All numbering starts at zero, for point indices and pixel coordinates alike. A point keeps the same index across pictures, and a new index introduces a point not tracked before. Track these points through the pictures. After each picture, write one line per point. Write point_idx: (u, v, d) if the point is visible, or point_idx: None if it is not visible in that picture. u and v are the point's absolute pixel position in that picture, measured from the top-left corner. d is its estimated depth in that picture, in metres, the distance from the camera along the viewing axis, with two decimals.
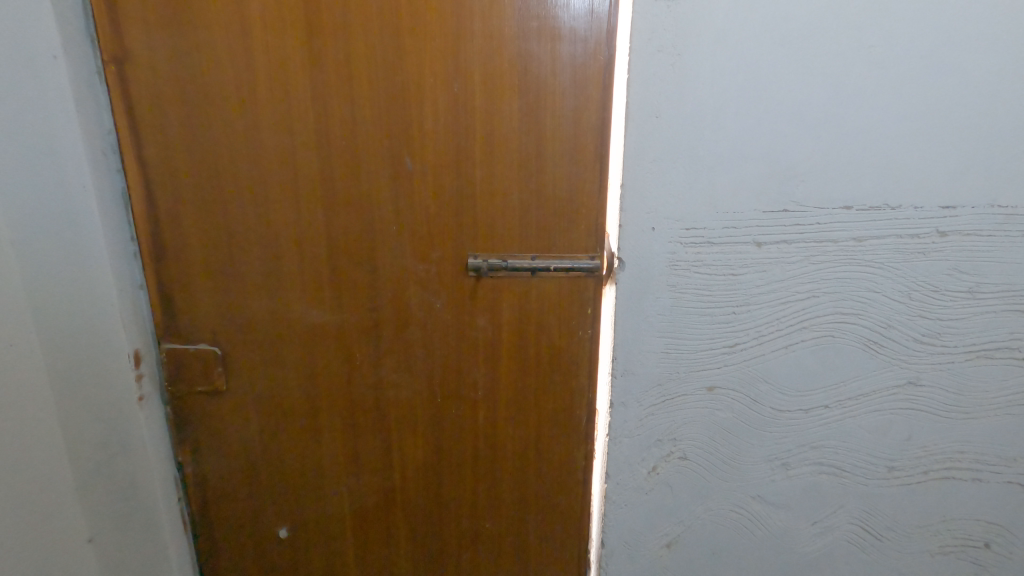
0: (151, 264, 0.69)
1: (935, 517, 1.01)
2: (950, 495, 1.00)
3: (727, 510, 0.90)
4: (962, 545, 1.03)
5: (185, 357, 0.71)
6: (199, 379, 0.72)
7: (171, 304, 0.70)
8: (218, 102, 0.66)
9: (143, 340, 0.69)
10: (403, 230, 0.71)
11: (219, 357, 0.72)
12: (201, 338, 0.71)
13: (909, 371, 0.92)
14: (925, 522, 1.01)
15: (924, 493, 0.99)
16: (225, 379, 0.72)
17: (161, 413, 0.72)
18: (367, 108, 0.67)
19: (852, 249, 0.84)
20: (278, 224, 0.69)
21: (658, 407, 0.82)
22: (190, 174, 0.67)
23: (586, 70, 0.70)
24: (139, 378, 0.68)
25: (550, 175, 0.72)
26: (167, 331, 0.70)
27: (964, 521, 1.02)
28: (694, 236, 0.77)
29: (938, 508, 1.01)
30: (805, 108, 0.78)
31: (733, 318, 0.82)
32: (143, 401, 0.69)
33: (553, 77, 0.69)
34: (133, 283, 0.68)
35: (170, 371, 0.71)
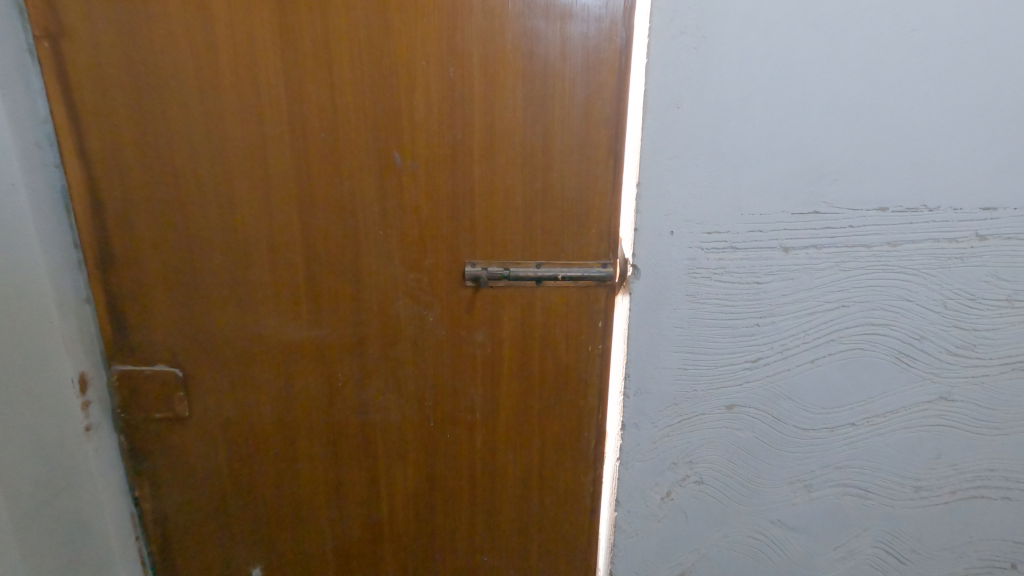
0: (97, 273, 0.61)
1: (962, 538, 0.95)
2: (977, 515, 0.94)
3: (745, 536, 0.83)
4: (988, 567, 0.97)
5: (140, 379, 0.64)
6: (157, 402, 0.64)
7: (122, 319, 0.62)
8: (181, 87, 0.58)
9: (90, 362, 0.61)
10: (391, 234, 0.64)
11: (179, 379, 0.64)
12: (158, 357, 0.64)
13: (941, 385, 0.85)
14: (951, 543, 0.94)
15: (950, 513, 0.93)
16: (187, 404, 0.65)
17: (114, 442, 0.64)
18: (350, 95, 0.60)
19: (885, 255, 0.77)
20: (251, 226, 0.62)
21: (672, 428, 0.75)
22: (149, 171, 0.59)
23: (599, 54, 0.62)
24: (87, 406, 0.61)
25: (557, 173, 0.64)
26: (117, 351, 0.63)
27: (991, 542, 0.95)
28: (716, 241, 0.70)
29: (965, 529, 0.94)
30: (839, 99, 0.70)
31: (756, 331, 0.75)
32: (91, 432, 0.61)
33: (562, 60, 0.61)
34: (78, 295, 0.60)
35: (122, 395, 0.64)
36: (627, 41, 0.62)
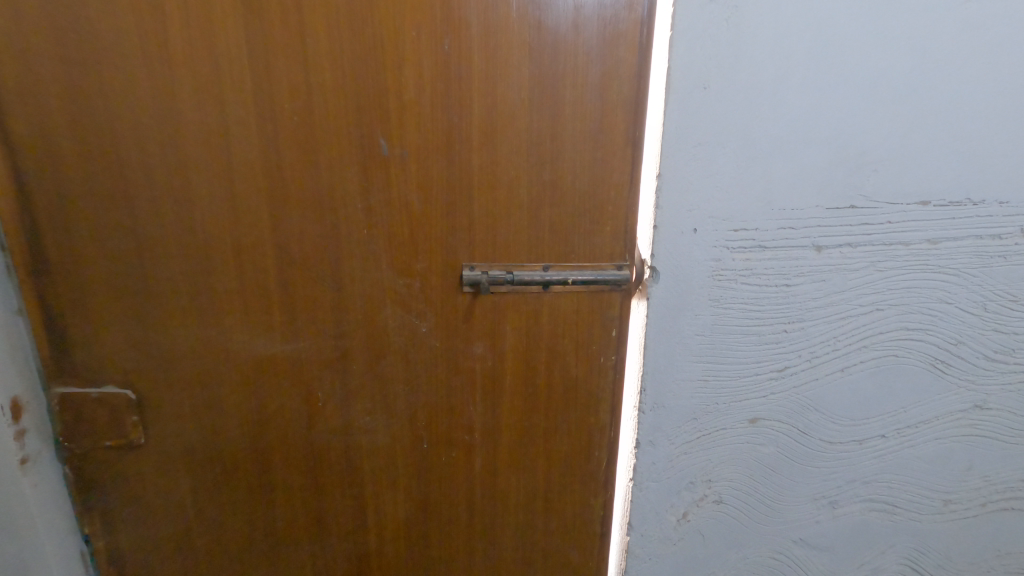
0: (32, 281, 0.54)
1: (991, 552, 0.88)
2: (1009, 529, 0.87)
3: (765, 557, 0.77)
4: None
5: (87, 402, 0.57)
6: (109, 426, 0.57)
7: (63, 334, 0.55)
8: (134, 64, 0.50)
9: (25, 385, 0.54)
10: (378, 233, 0.57)
11: (132, 402, 0.57)
12: (107, 377, 0.57)
13: (977, 393, 0.79)
14: (979, 557, 0.88)
15: (979, 527, 0.86)
16: (142, 431, 0.58)
17: (58, 473, 0.57)
18: (330, 72, 0.52)
19: (924, 253, 0.69)
20: (222, 224, 0.55)
21: (692, 444, 0.68)
22: (100, 163, 0.52)
23: (618, 25, 0.55)
24: (21, 435, 0.53)
25: (567, 163, 0.57)
26: (60, 371, 0.56)
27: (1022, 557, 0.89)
28: (743, 240, 0.62)
29: (994, 543, 0.87)
30: (880, 81, 0.62)
31: (783, 338, 0.68)
32: (28, 464, 0.53)
33: (574, 31, 0.54)
34: (9, 308, 0.53)
35: (66, 421, 0.57)
36: (649, 12, 0.55)
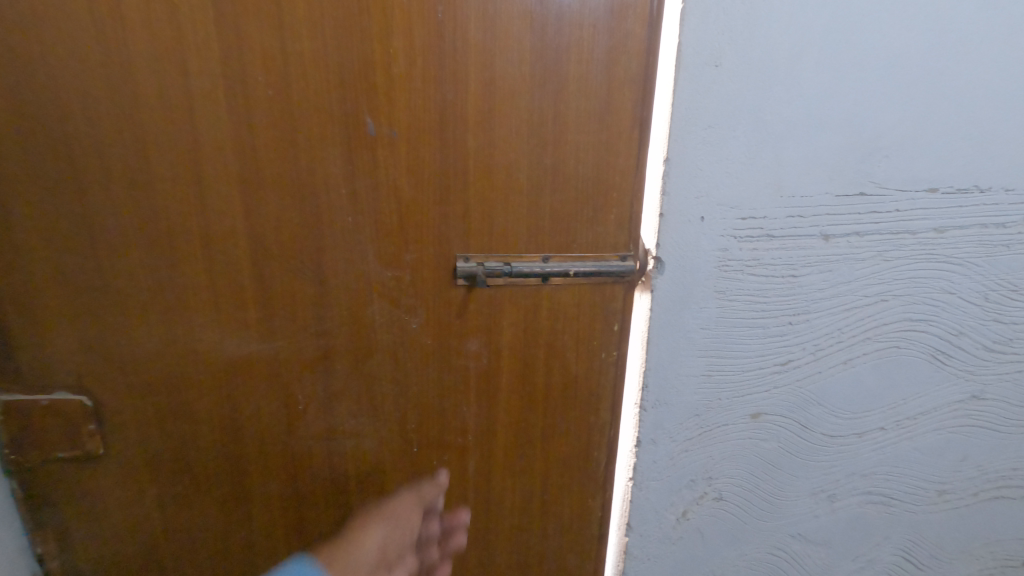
0: None
1: (977, 540, 0.83)
2: (996, 517, 0.82)
3: (763, 553, 0.76)
4: (1000, 566, 0.86)
5: (36, 411, 0.52)
6: (64, 436, 0.52)
7: (8, 337, 0.50)
8: (85, 31, 0.45)
9: None
10: (365, 222, 0.52)
11: (89, 409, 0.53)
12: (61, 382, 0.52)
13: (974, 383, 0.74)
14: (967, 545, 0.83)
15: (968, 516, 0.82)
16: (100, 440, 0.53)
17: (6, 488, 0.53)
18: (308, 41, 0.47)
19: (930, 243, 0.64)
20: (191, 211, 0.50)
21: (695, 441, 0.67)
22: (48, 145, 0.47)
23: None
24: None
25: (570, 146, 0.54)
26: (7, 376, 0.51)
27: (1009, 543, 0.84)
28: (751, 229, 0.59)
29: (981, 531, 0.83)
30: (900, 58, 0.57)
31: (788, 330, 0.65)
32: None
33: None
34: None
35: (15, 431, 0.52)
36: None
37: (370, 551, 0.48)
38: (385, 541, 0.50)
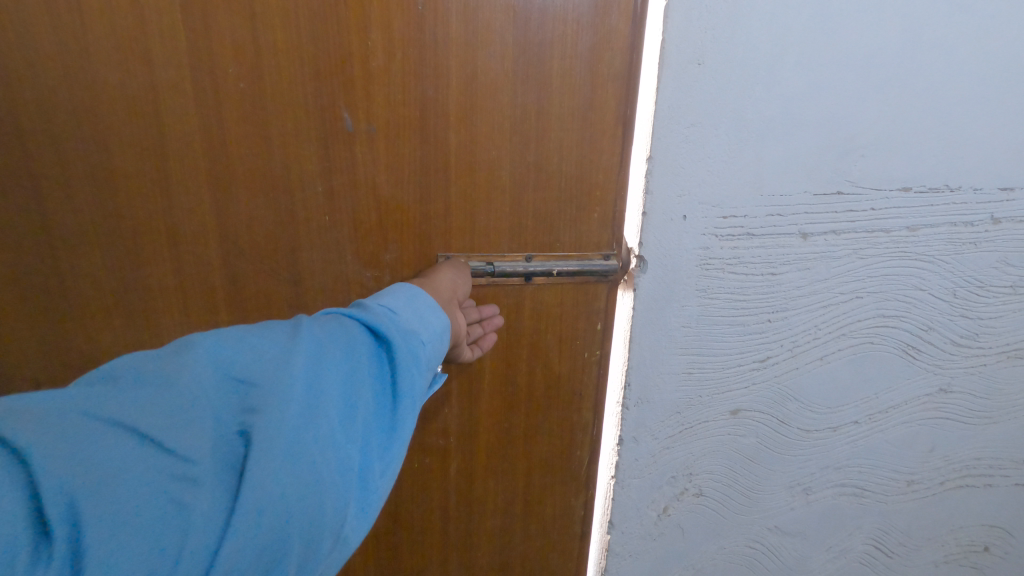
0: None
1: (944, 527, 0.86)
2: (961, 505, 0.85)
3: (740, 547, 0.77)
4: (964, 551, 0.89)
5: None
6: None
7: None
8: (37, 18, 0.42)
9: None
10: (342, 220, 0.51)
11: None
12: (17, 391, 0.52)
13: (942, 377, 0.75)
14: (934, 533, 0.86)
15: (936, 505, 0.84)
16: None
17: None
18: (282, 31, 0.45)
19: (903, 241, 0.65)
20: (158, 210, 0.48)
21: (675, 438, 0.67)
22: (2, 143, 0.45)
23: None
24: None
25: (552, 144, 0.53)
26: None
27: (972, 529, 0.87)
28: (732, 227, 0.59)
29: (948, 518, 0.86)
30: (877, 60, 0.57)
31: (766, 327, 0.65)
32: None
33: None
34: None
35: None
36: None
37: (444, 291, 0.48)
38: (455, 282, 0.50)
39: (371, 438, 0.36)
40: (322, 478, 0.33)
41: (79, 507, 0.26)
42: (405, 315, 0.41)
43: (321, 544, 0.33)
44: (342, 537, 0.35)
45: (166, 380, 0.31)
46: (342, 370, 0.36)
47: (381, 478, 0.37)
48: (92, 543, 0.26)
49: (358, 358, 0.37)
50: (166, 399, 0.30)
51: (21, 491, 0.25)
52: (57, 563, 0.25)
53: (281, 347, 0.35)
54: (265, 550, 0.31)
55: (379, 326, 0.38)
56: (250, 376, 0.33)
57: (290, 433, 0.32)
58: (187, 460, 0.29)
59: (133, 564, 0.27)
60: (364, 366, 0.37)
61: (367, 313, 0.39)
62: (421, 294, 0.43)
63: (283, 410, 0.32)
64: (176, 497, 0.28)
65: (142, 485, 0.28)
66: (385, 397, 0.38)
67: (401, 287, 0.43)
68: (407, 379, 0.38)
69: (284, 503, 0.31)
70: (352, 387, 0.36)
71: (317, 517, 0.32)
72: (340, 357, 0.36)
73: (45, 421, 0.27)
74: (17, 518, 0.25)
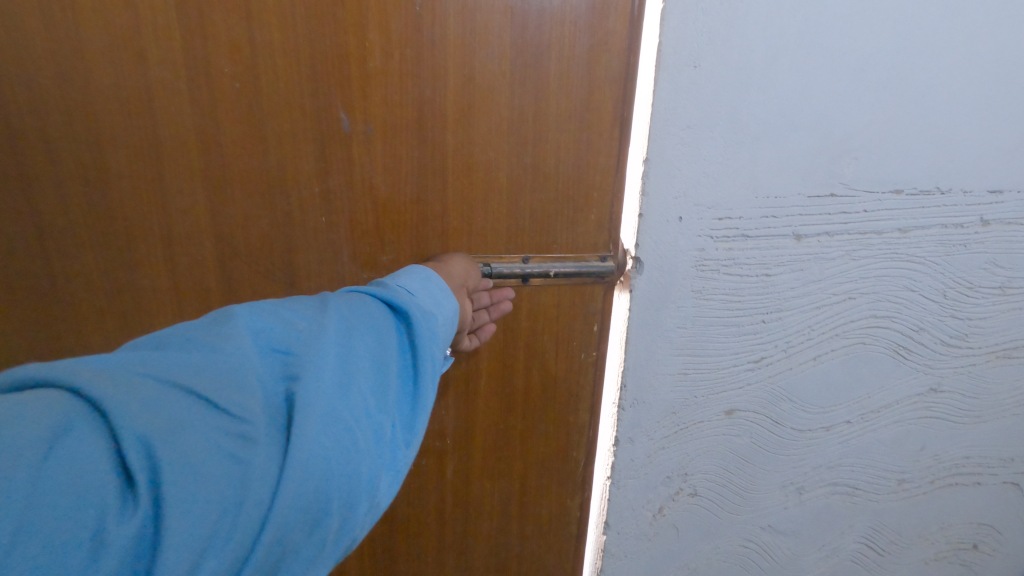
0: None
1: (935, 525, 0.87)
2: (951, 503, 0.86)
3: (734, 546, 0.77)
4: (953, 549, 0.90)
5: None
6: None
7: None
8: (28, 13, 0.41)
9: None
10: (338, 221, 0.51)
11: None
12: None
13: (933, 377, 0.76)
14: (925, 531, 0.87)
15: (926, 504, 0.85)
16: None
17: None
18: (279, 30, 0.45)
19: (895, 242, 0.66)
20: (152, 210, 0.48)
21: (670, 439, 0.67)
22: None
23: None
24: None
25: (550, 145, 0.53)
26: None
27: (961, 526, 0.88)
28: (727, 229, 0.59)
29: (938, 516, 0.86)
30: (870, 64, 0.58)
31: (761, 328, 0.66)
32: None
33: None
34: None
35: None
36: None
37: (457, 276, 0.48)
38: (468, 270, 0.50)
39: (398, 408, 0.35)
40: (360, 442, 0.31)
41: (152, 458, 0.24)
42: (420, 295, 0.39)
43: (358, 509, 0.31)
44: (374, 503, 0.33)
45: (211, 345, 0.29)
46: (371, 342, 0.35)
47: (406, 448, 0.35)
48: (165, 495, 0.24)
49: (384, 333, 0.36)
50: (215, 361, 0.28)
51: (98, 442, 0.24)
52: (141, 514, 0.23)
53: (312, 320, 0.34)
54: (314, 512, 0.29)
55: (401, 304, 0.37)
56: (287, 346, 0.32)
57: (331, 396, 0.31)
58: (241, 418, 0.27)
59: (205, 516, 0.25)
60: (389, 338, 0.36)
61: (386, 291, 0.38)
62: (433, 276, 0.43)
63: (323, 374, 0.31)
64: (235, 452, 0.26)
65: (203, 439, 0.26)
66: (411, 369, 0.37)
67: (414, 268, 0.43)
68: (429, 353, 0.37)
69: (331, 464, 0.29)
70: (380, 359, 0.35)
71: (357, 482, 0.31)
72: (369, 333, 0.35)
73: (103, 377, 0.26)
74: (92, 469, 0.23)
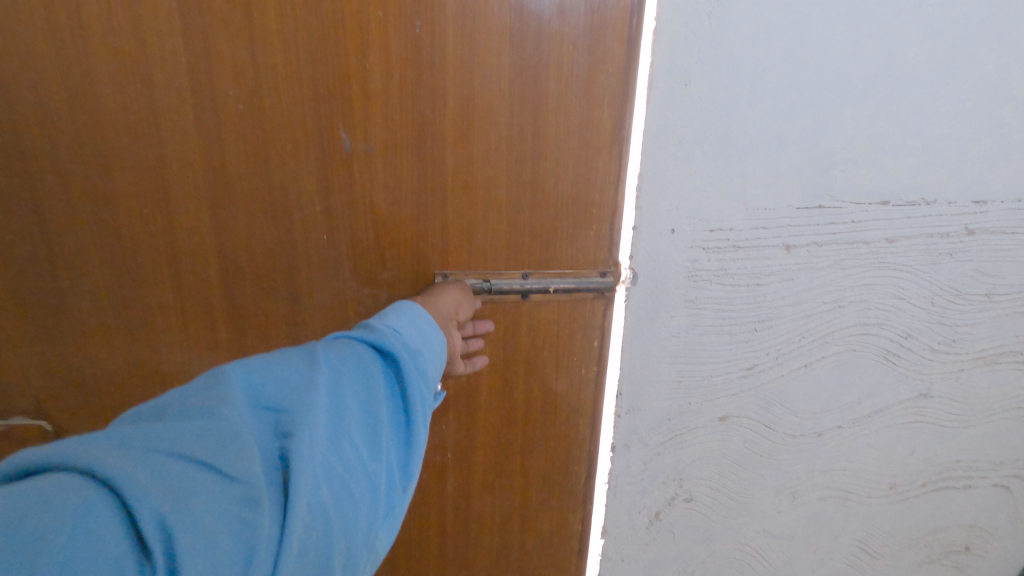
0: None
1: (927, 528, 0.88)
2: (941, 506, 0.87)
3: (729, 551, 0.78)
4: (944, 551, 0.91)
5: None
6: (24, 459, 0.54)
7: None
8: (41, 40, 0.43)
9: None
10: (339, 237, 0.52)
11: (49, 433, 0.53)
12: (18, 408, 0.53)
13: (922, 382, 0.78)
14: (917, 534, 0.88)
15: (918, 506, 0.86)
16: None
17: None
18: (281, 53, 0.46)
19: (882, 252, 0.68)
20: (157, 228, 0.49)
21: (665, 445, 0.68)
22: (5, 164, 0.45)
23: (606, 12, 0.51)
24: None
25: (548, 163, 0.54)
26: None
27: (952, 528, 0.90)
28: (719, 240, 0.61)
29: (930, 519, 0.88)
30: (855, 80, 0.59)
31: (752, 337, 0.67)
32: None
33: (561, 18, 0.50)
34: None
35: None
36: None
37: (445, 310, 0.48)
38: (459, 304, 0.50)
39: (393, 451, 0.37)
40: (356, 495, 0.32)
41: (170, 534, 0.24)
42: (409, 334, 0.41)
43: (357, 555, 0.32)
44: (372, 547, 0.34)
45: (209, 411, 0.29)
46: (362, 392, 0.36)
47: (403, 491, 0.37)
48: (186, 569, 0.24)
49: (374, 380, 0.37)
50: (217, 427, 0.28)
51: (111, 515, 0.23)
52: None
53: (303, 376, 0.34)
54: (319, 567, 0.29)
55: (390, 349, 0.38)
56: (280, 405, 0.32)
57: (325, 452, 0.31)
58: (249, 482, 0.27)
59: None
60: (380, 382, 0.37)
61: (375, 334, 0.39)
62: (421, 310, 0.44)
63: (320, 433, 0.31)
64: (247, 517, 0.26)
65: (215, 507, 0.26)
66: (403, 412, 0.38)
67: (402, 304, 0.44)
68: (418, 395, 0.38)
69: (331, 520, 0.30)
70: (371, 407, 0.36)
71: (355, 534, 0.32)
72: (359, 383, 0.36)
73: (109, 457, 0.25)
74: (113, 552, 0.23)
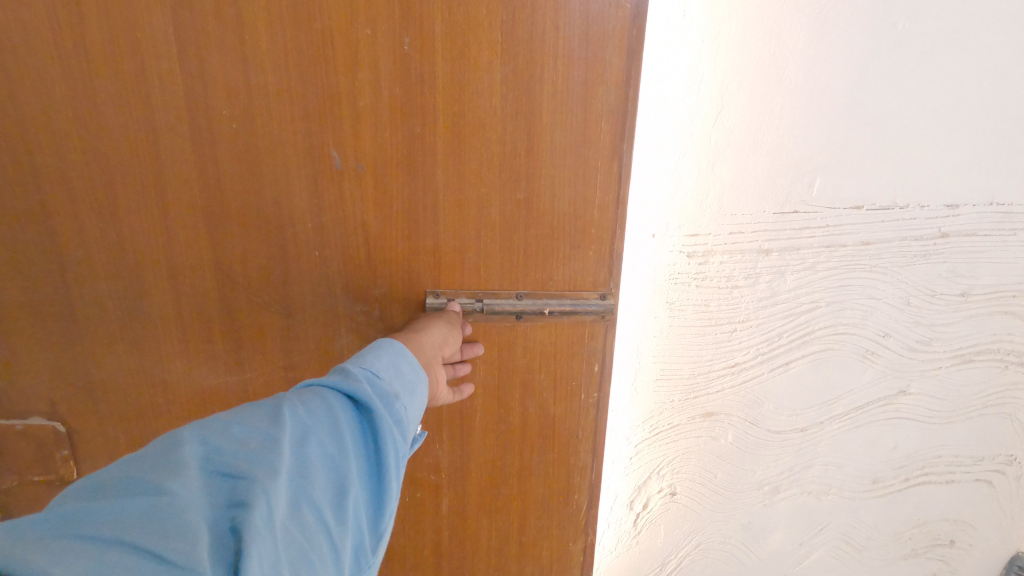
0: None
1: (910, 522, 0.90)
2: (924, 501, 0.89)
3: (714, 543, 0.81)
4: (929, 544, 0.93)
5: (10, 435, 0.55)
6: (35, 461, 0.56)
7: None
8: (49, 62, 0.45)
9: None
10: (331, 251, 0.54)
11: (60, 433, 0.55)
12: (30, 412, 0.54)
13: (901, 380, 0.80)
14: (900, 528, 0.90)
15: (900, 500, 0.88)
16: (72, 465, 0.56)
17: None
18: (275, 74, 0.48)
19: (857, 254, 0.70)
20: (156, 241, 0.51)
21: (650, 438, 0.73)
22: (12, 180, 0.47)
23: (605, 24, 0.52)
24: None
25: (544, 181, 0.56)
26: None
27: (936, 522, 0.91)
28: (697, 246, 0.65)
29: (913, 513, 0.90)
30: (825, 91, 0.62)
31: (730, 338, 0.70)
32: None
33: (557, 31, 0.51)
34: None
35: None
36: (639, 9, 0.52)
37: (432, 348, 0.51)
38: (445, 339, 0.52)
39: (361, 508, 0.37)
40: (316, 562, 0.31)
41: None
42: (386, 376, 0.43)
43: None
44: None
45: (156, 486, 0.28)
46: (331, 446, 0.36)
47: (373, 551, 0.38)
48: None
49: (343, 434, 0.37)
50: (163, 505, 0.27)
51: None
52: None
53: (265, 436, 0.33)
54: None
55: (362, 397, 0.39)
56: (237, 470, 0.31)
57: (284, 518, 0.30)
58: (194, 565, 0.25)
59: None
60: (348, 435, 0.37)
61: (346, 382, 0.40)
62: (401, 350, 0.46)
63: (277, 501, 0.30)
64: None
65: None
66: (372, 463, 0.39)
67: (379, 346, 0.45)
68: (390, 444, 0.39)
69: None
70: (339, 463, 0.36)
71: None
72: (327, 437, 0.36)
73: (37, 548, 0.23)
74: None
